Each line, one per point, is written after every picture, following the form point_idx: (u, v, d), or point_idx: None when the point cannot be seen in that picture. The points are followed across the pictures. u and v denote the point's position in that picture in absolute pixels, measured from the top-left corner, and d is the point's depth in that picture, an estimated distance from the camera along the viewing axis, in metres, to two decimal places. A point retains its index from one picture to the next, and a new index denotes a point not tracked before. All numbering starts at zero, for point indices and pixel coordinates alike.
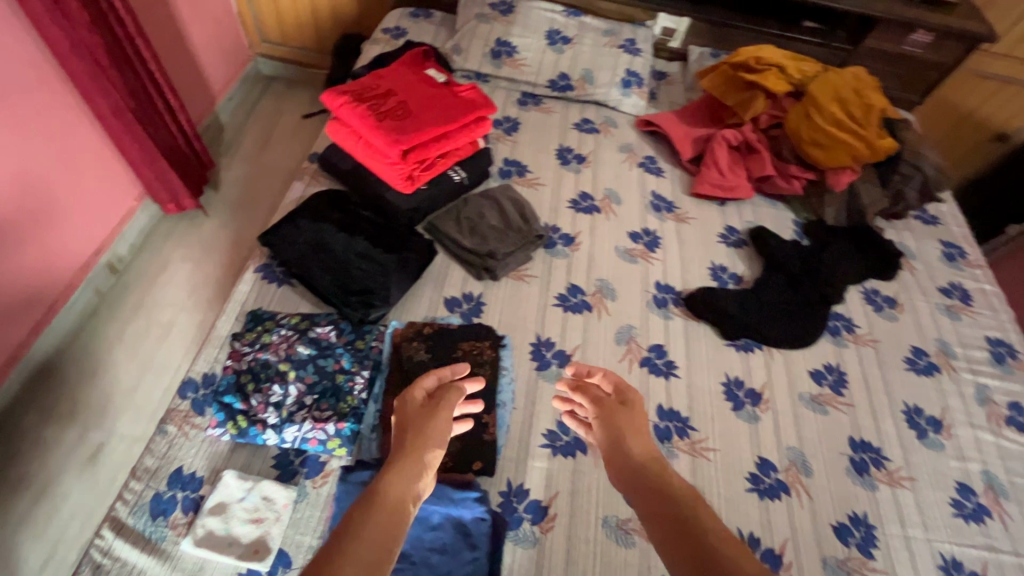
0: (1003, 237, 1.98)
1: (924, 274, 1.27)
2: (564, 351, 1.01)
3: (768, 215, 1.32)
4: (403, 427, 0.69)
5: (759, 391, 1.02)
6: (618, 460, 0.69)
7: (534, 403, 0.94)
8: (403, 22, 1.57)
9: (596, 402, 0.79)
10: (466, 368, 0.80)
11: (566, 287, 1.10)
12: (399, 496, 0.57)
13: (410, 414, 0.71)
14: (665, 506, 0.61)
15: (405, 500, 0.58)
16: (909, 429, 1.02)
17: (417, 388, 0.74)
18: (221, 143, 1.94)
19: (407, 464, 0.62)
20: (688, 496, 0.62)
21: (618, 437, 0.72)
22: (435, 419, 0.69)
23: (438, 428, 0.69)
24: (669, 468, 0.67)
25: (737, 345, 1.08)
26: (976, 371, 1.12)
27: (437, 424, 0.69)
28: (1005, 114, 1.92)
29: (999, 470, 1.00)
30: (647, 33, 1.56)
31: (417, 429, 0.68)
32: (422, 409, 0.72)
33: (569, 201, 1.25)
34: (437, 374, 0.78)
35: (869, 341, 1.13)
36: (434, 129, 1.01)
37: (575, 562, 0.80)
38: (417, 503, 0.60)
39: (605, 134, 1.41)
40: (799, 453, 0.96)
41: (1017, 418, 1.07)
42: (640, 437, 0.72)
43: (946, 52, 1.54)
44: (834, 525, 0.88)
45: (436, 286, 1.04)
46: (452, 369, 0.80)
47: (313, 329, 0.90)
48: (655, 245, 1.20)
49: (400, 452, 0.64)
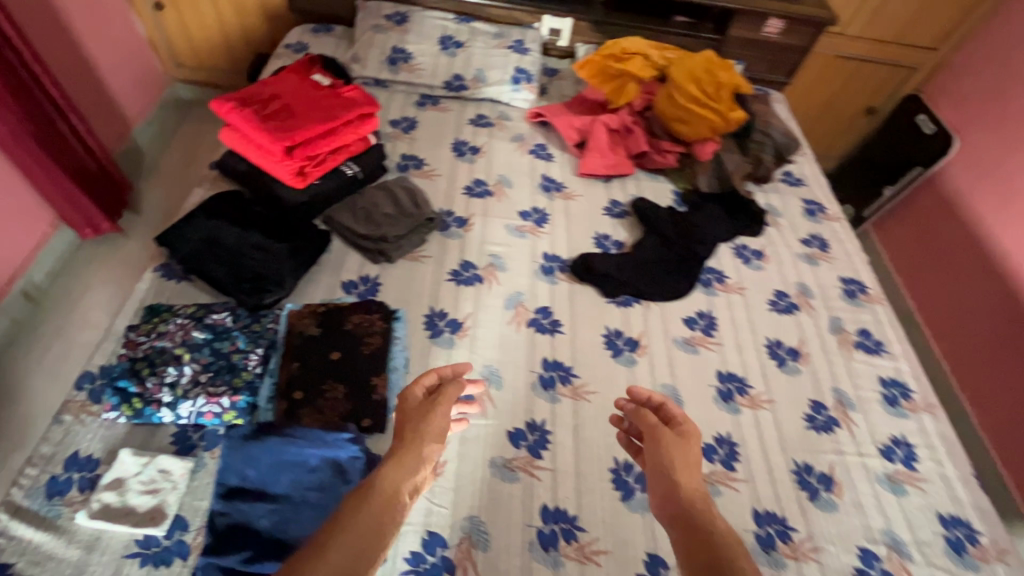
0: (881, 199, 2.18)
1: (787, 229, 1.42)
2: (456, 319, 1.09)
3: (649, 187, 1.45)
4: (401, 424, 0.75)
5: (637, 339, 1.13)
6: (662, 491, 0.72)
7: (426, 366, 1.02)
8: (305, 37, 1.66)
9: (649, 430, 0.80)
10: (467, 368, 0.84)
11: (460, 263, 1.19)
12: (392, 490, 0.65)
13: (408, 410, 0.77)
14: (705, 542, 0.64)
15: (399, 492, 0.66)
16: (769, 360, 1.15)
17: (417, 385, 0.80)
18: (140, 167, 1.96)
19: (408, 460, 0.69)
20: (727, 537, 0.65)
21: (665, 469, 0.74)
22: (433, 418, 0.75)
23: (435, 423, 0.75)
24: (712, 508, 0.69)
25: (618, 302, 1.19)
26: (830, 306, 1.27)
27: (434, 423, 0.74)
28: (870, 91, 2.16)
29: (848, 387, 1.13)
30: (534, 34, 1.69)
31: (418, 426, 0.74)
32: (421, 405, 0.77)
33: (463, 188, 1.35)
34: (437, 372, 0.83)
35: (737, 289, 1.26)
36: (317, 127, 1.10)
37: (462, 499, 0.88)
38: (412, 494, 0.67)
39: (498, 127, 1.52)
40: (671, 389, 1.07)
41: (865, 343, 1.22)
42: (687, 471, 0.74)
43: (799, 35, 1.73)
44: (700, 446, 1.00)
45: (334, 272, 1.12)
46: (453, 368, 0.84)
47: (208, 316, 0.95)
48: (543, 221, 1.31)
49: (401, 449, 0.70)
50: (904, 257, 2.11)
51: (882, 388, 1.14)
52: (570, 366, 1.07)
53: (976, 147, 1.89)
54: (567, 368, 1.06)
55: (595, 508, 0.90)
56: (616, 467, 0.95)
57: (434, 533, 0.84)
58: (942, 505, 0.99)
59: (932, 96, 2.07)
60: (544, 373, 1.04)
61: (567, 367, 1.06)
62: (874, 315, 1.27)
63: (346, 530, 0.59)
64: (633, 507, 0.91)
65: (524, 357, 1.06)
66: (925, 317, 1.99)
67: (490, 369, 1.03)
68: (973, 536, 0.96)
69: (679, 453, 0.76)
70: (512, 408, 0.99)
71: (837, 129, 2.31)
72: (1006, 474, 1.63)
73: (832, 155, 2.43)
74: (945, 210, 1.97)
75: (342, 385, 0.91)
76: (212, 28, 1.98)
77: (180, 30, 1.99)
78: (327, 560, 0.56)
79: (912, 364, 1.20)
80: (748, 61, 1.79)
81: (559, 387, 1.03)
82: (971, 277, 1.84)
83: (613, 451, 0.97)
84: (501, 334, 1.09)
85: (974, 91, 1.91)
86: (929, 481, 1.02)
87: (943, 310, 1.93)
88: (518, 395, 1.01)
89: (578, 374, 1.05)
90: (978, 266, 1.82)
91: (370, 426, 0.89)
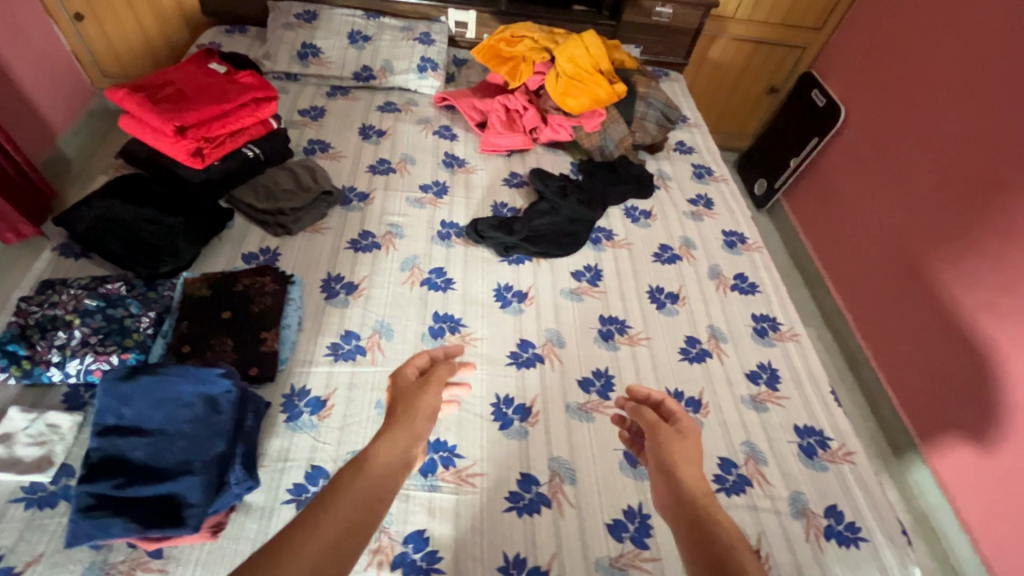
0: (787, 170, 2.33)
1: (675, 190, 1.53)
2: (351, 282, 1.17)
3: (547, 160, 1.55)
4: (395, 401, 0.78)
5: (525, 291, 1.21)
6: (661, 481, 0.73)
7: (320, 323, 1.08)
8: (218, 38, 1.72)
9: (649, 426, 0.81)
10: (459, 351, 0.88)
11: (359, 233, 1.26)
12: (387, 463, 0.67)
13: (402, 389, 0.80)
14: (702, 530, 0.63)
15: (394, 467, 0.68)
16: (649, 303, 1.25)
17: (410, 366, 0.83)
18: (66, 174, 1.98)
19: (401, 436, 0.71)
20: (729, 536, 0.63)
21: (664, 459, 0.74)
22: (423, 397, 0.78)
23: (426, 402, 0.77)
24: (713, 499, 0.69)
25: (510, 260, 1.27)
26: (710, 255, 1.38)
27: (425, 400, 0.77)
28: (769, 70, 2.34)
29: (721, 323, 1.24)
30: (440, 26, 1.79)
31: (408, 401, 0.77)
32: (414, 383, 0.81)
33: (368, 167, 1.43)
34: (429, 353, 0.87)
35: (624, 245, 1.36)
36: (210, 108, 1.17)
37: (348, 436, 0.94)
38: (406, 472, 0.69)
39: (405, 112, 1.61)
40: (555, 332, 1.15)
41: (740, 285, 1.33)
42: (689, 464, 0.74)
43: (687, 18, 1.88)
44: (578, 379, 1.08)
45: (235, 246, 1.19)
46: (444, 350, 0.88)
47: (102, 286, 1.00)
48: (443, 193, 1.40)
49: (394, 426, 0.73)
50: (809, 219, 2.28)
51: (753, 323, 1.25)
52: (460, 317, 1.14)
53: (858, 114, 2.05)
54: (456, 319, 1.13)
55: (474, 438, 0.97)
56: (497, 402, 1.03)
57: (317, 467, 0.89)
58: (799, 418, 1.10)
59: (823, 72, 2.24)
60: (433, 325, 1.12)
61: (457, 318, 1.14)
62: (750, 260, 1.39)
63: (342, 495, 0.61)
64: (510, 434, 0.98)
65: (415, 312, 1.13)
66: (831, 275, 2.13)
67: (381, 323, 1.10)
68: (824, 442, 1.07)
69: (678, 449, 0.75)
70: (401, 356, 1.06)
71: (746, 108, 2.48)
72: (901, 409, 1.76)
73: (746, 133, 2.60)
74: (839, 174, 2.13)
75: (231, 339, 0.98)
76: (135, 37, 2.04)
77: (103, 40, 2.03)
78: (304, 527, 0.56)
79: (783, 301, 1.31)
80: (644, 44, 1.93)
81: (448, 336, 1.11)
82: (862, 233, 2.00)
83: (496, 388, 1.04)
84: (394, 292, 1.16)
85: (854, 64, 2.09)
86: (789, 398, 1.13)
87: (844, 267, 2.07)
88: (408, 344, 1.08)
89: (466, 324, 1.13)
90: (868, 223, 1.97)
91: (256, 375, 0.95)
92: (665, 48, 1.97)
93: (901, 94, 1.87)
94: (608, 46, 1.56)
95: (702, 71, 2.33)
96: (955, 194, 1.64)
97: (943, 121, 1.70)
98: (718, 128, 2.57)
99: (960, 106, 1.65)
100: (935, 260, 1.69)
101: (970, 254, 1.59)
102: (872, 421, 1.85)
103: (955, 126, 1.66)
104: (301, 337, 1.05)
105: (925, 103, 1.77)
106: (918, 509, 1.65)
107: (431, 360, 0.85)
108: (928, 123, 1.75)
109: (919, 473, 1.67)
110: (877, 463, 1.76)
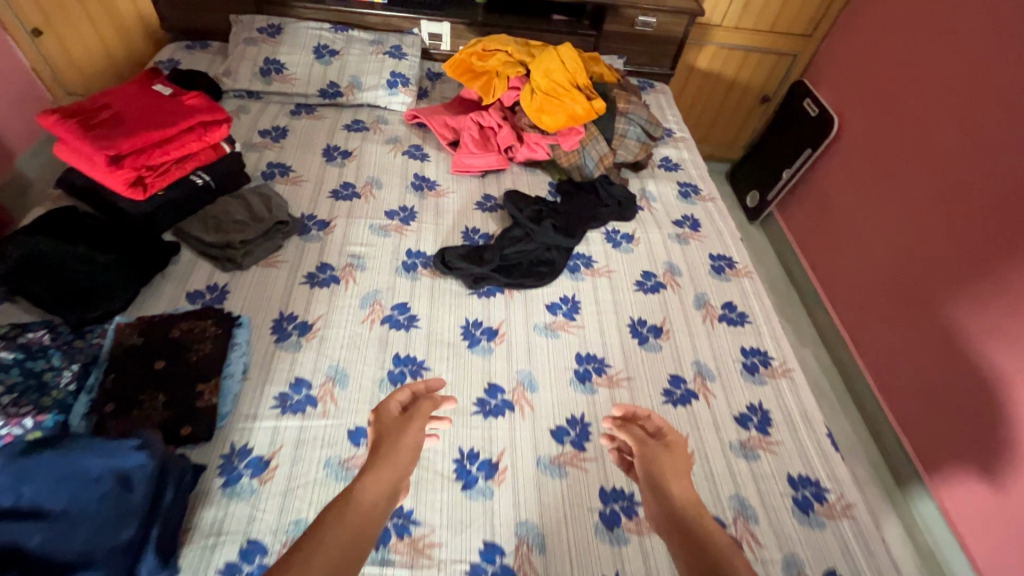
0: (780, 182, 2.24)
1: (660, 211, 1.44)
2: (305, 322, 1.07)
3: (523, 180, 1.46)
4: (378, 439, 0.76)
5: (495, 328, 1.12)
6: (660, 506, 0.75)
7: (268, 371, 0.99)
8: (178, 54, 1.63)
9: (638, 444, 0.82)
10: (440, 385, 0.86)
11: (316, 266, 1.17)
12: (374, 500, 0.67)
13: (385, 425, 0.78)
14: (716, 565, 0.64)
15: (379, 504, 0.68)
16: (631, 338, 1.16)
17: (393, 401, 0.81)
18: (24, 198, 1.88)
19: (388, 471, 0.71)
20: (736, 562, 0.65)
21: (660, 483, 0.76)
22: (406, 435, 0.76)
23: (409, 440, 0.76)
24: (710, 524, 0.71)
25: (480, 293, 1.18)
26: (697, 282, 1.29)
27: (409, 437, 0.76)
28: (760, 79, 2.25)
29: (708, 359, 1.15)
30: (413, 39, 1.71)
31: (391, 442, 0.75)
32: (397, 420, 0.79)
33: (330, 192, 1.34)
34: (410, 388, 0.85)
35: (604, 273, 1.27)
36: (149, 132, 1.07)
37: (291, 503, 0.84)
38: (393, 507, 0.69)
39: (374, 131, 1.52)
40: (527, 374, 1.06)
41: (729, 315, 1.23)
42: (680, 480, 0.77)
43: (672, 28, 1.79)
44: (551, 429, 0.99)
45: (180, 283, 1.09)
46: (426, 384, 0.86)
47: (22, 335, 0.88)
48: (410, 219, 1.31)
49: (378, 461, 0.72)
50: (803, 232, 2.20)
51: (742, 358, 1.16)
52: (423, 359, 1.05)
53: (853, 125, 1.97)
54: (419, 362, 1.04)
55: (433, 500, 0.87)
56: (460, 457, 0.93)
57: (254, 541, 0.80)
58: (793, 467, 1.00)
59: (815, 80, 2.16)
60: (393, 369, 1.03)
61: (419, 361, 1.04)
62: (740, 288, 1.30)
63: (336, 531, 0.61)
64: (473, 496, 0.89)
65: (373, 355, 1.04)
66: (828, 292, 2.05)
67: (336, 369, 1.01)
68: (821, 494, 0.97)
69: (669, 467, 0.78)
70: (355, 407, 0.97)
71: (737, 118, 2.40)
72: (903, 436, 1.67)
73: (738, 143, 2.51)
74: (834, 188, 2.05)
75: (162, 394, 0.88)
76: (97, 50, 1.95)
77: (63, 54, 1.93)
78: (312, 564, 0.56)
79: (776, 332, 1.22)
80: (628, 54, 1.85)
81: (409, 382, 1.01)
82: (858, 248, 1.93)
83: (459, 441, 0.95)
84: (352, 333, 1.07)
85: (847, 73, 2.01)
86: (782, 443, 1.03)
87: (841, 284, 1.99)
88: (364, 393, 0.99)
89: (429, 367, 1.04)
90: (866, 239, 1.89)
91: (188, 435, 0.85)
92: (649, 58, 1.88)
93: (896, 104, 1.80)
94: (586, 60, 1.48)
95: (691, 81, 2.25)
96: (956, 210, 1.57)
97: (942, 133, 1.63)
98: (710, 139, 2.49)
99: (960, 117, 1.58)
100: (937, 279, 1.61)
101: (973, 274, 1.51)
102: (874, 449, 1.76)
103: (953, 139, 1.59)
104: (245, 388, 0.96)
105: (922, 115, 1.70)
106: (924, 544, 1.56)
107: (414, 395, 0.84)
108: (925, 135, 1.68)
109: (924, 505, 1.58)
110: (879, 494, 1.67)
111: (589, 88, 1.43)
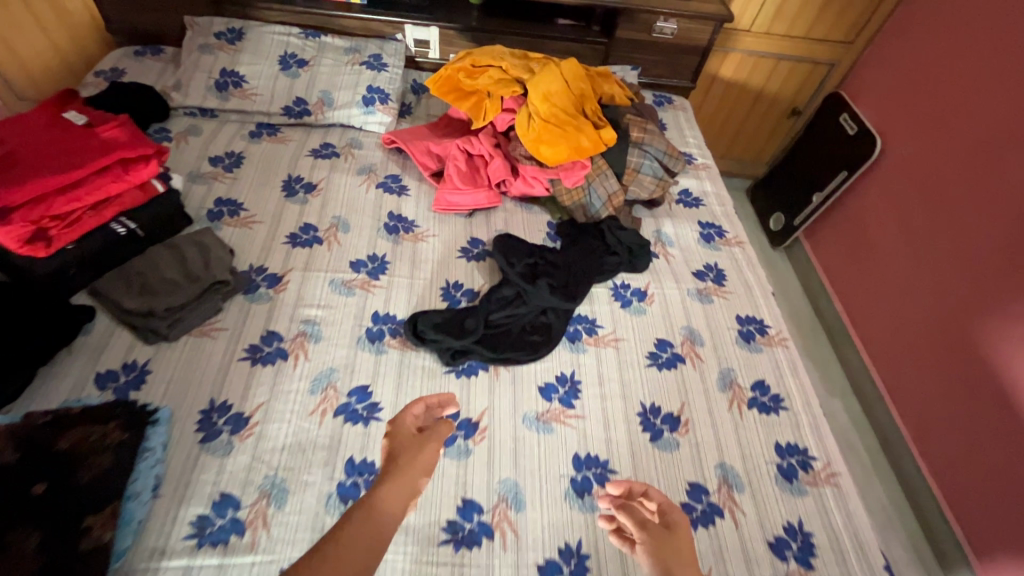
0: (810, 207, 2.01)
1: (678, 260, 1.22)
2: (241, 415, 0.87)
3: (517, 219, 1.24)
4: (391, 456, 0.70)
5: (476, 421, 0.92)
6: None
7: (186, 485, 0.79)
8: (124, 62, 1.42)
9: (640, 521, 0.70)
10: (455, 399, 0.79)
11: (261, 336, 0.97)
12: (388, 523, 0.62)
13: (399, 444, 0.71)
14: None
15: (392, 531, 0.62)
16: (640, 431, 0.95)
17: (409, 417, 0.75)
18: None
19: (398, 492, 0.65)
20: None
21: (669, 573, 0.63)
22: (422, 454, 0.70)
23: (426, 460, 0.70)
24: None
25: (459, 370, 0.98)
26: (721, 355, 1.07)
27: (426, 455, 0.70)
28: (790, 90, 2.01)
29: (735, 461, 0.94)
30: (395, 47, 1.48)
31: (410, 457, 0.70)
32: (414, 438, 0.73)
33: (287, 235, 1.13)
34: (424, 402, 0.78)
35: (610, 342, 1.06)
36: (48, 176, 0.87)
37: None
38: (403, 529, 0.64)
39: (345, 158, 1.31)
40: (512, 485, 0.86)
41: (760, 399, 1.02)
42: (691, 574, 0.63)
43: (695, 35, 1.56)
44: (540, 565, 0.78)
45: (89, 361, 0.89)
46: (441, 398, 0.80)
47: None
48: (380, 271, 1.10)
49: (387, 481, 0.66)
50: (832, 264, 1.97)
51: (777, 458, 0.95)
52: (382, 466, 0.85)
53: (896, 148, 1.73)
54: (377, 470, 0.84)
55: None
56: None
57: None
58: None
59: (853, 93, 1.92)
60: (345, 480, 0.83)
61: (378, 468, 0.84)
62: (773, 361, 1.08)
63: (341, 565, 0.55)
64: None
65: (321, 460, 0.84)
66: (860, 335, 1.82)
67: (273, 481, 0.81)
68: None
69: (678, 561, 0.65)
70: (292, 536, 0.77)
71: (763, 132, 2.16)
72: (949, 512, 1.46)
73: (762, 159, 2.28)
74: (872, 217, 1.81)
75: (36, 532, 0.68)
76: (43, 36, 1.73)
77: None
78: None
79: (817, 422, 1.01)
80: (643, 65, 1.62)
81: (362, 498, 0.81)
82: (898, 288, 1.70)
83: None
84: (297, 431, 0.87)
85: (891, 88, 1.77)
86: None
87: (877, 328, 1.76)
88: (305, 514, 0.79)
89: None
90: (908, 279, 1.66)
91: None
92: (667, 70, 1.65)
93: (950, 126, 1.56)
94: (593, 80, 1.26)
95: (712, 91, 2.01)
96: None
97: (1009, 165, 1.39)
98: (731, 154, 2.26)
99: None
100: (997, 336, 1.38)
101: None
102: (914, 525, 1.55)
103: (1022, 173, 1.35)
104: (155, 511, 0.76)
105: (983, 142, 1.46)
106: None
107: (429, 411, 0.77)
108: (986, 164, 1.45)
109: None
110: None
111: (596, 114, 1.22)
